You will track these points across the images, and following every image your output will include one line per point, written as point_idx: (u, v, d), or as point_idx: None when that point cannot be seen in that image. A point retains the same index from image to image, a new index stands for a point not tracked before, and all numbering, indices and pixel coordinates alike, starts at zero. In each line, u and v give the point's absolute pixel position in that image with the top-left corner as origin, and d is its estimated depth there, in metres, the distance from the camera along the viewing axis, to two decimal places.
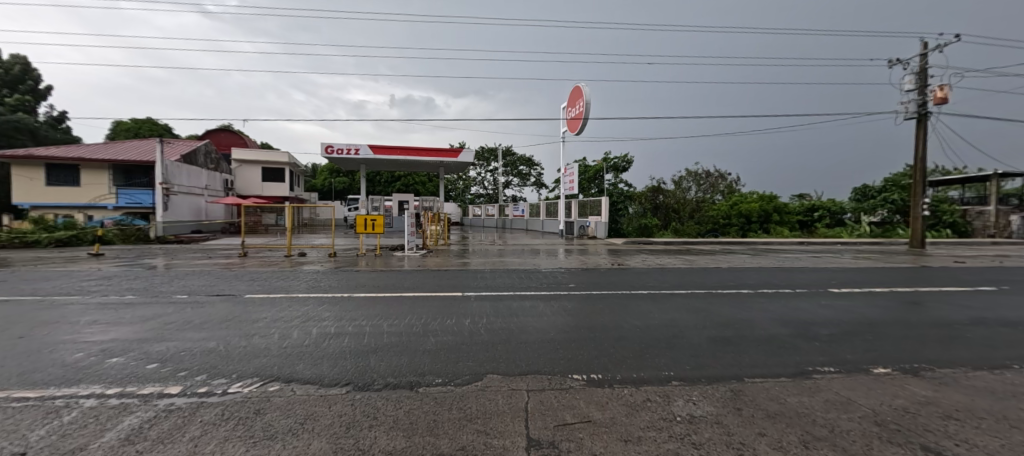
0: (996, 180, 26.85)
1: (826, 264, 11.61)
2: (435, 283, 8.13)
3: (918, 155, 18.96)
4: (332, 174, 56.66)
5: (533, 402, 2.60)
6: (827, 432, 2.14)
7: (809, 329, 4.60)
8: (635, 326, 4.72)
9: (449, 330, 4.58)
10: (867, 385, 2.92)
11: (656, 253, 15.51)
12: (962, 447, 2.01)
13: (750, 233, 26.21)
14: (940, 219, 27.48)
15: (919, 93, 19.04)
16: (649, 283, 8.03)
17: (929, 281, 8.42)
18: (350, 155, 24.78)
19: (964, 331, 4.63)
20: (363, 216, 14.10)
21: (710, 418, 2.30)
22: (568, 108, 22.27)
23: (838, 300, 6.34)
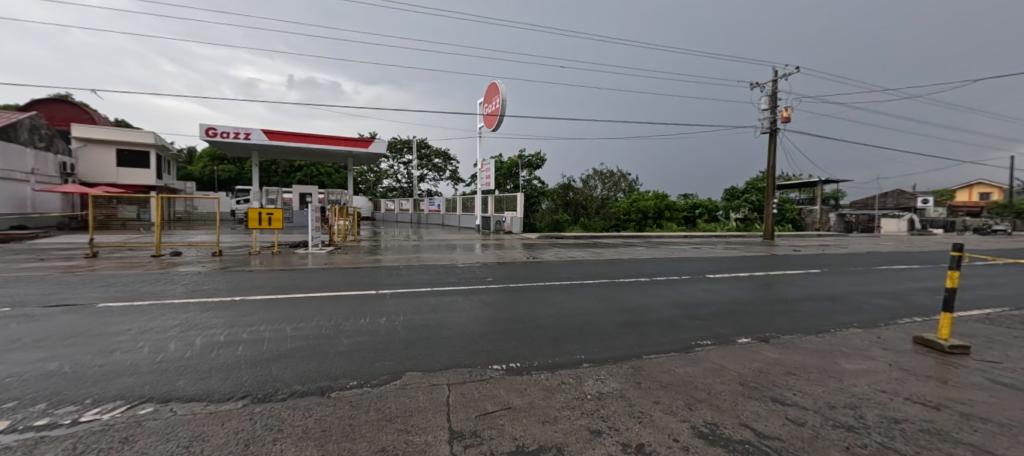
0: (820, 186, 34.22)
1: (704, 254, 13.61)
2: (347, 281, 7.58)
3: (770, 163, 23.21)
4: (215, 161, 48.90)
5: (455, 396, 2.60)
6: (705, 394, 2.54)
7: (693, 310, 5.37)
8: (551, 316, 4.99)
9: (364, 330, 4.32)
10: (734, 353, 3.53)
11: (566, 246, 16.50)
12: (798, 395, 2.54)
13: (647, 228, 29.43)
14: (785, 216, 33.86)
15: (771, 112, 23.27)
16: (563, 275, 8.57)
17: (775, 266, 10.46)
18: (239, 139, 21.62)
19: (800, 305, 5.85)
20: (256, 210, 12.49)
21: (616, 393, 2.56)
22: (485, 103, 22.40)
23: (713, 284, 7.51)
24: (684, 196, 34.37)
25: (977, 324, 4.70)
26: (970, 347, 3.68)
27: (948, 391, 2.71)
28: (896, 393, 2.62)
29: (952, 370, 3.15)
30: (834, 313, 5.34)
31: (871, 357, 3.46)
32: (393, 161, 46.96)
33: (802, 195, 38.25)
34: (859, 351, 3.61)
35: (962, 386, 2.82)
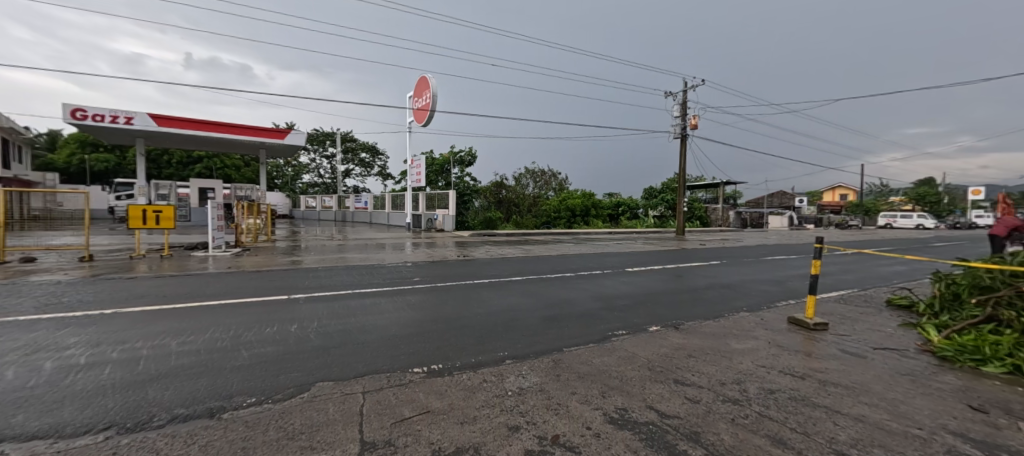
0: (722, 187, 38.67)
1: (624, 249, 14.62)
2: (255, 286, 6.86)
3: (682, 166, 25.67)
4: (87, 148, 41.21)
5: (370, 404, 2.48)
6: (618, 381, 2.72)
7: (612, 302, 5.73)
8: (478, 314, 5.00)
9: (270, 340, 3.94)
10: (645, 340, 3.83)
11: (497, 244, 16.65)
12: (695, 375, 2.83)
13: (575, 224, 30.99)
14: (694, 214, 37.58)
15: (682, 119, 25.69)
16: (492, 272, 8.61)
17: (683, 259, 11.60)
18: (118, 124, 18.45)
19: (703, 293, 6.55)
20: (140, 208, 10.78)
21: (536, 387, 2.64)
22: (415, 97, 21.72)
23: (631, 277, 8.08)
24: (609, 195, 36.65)
25: (833, 304, 5.66)
26: (827, 323, 4.42)
27: (810, 362, 3.21)
28: (772, 367, 3.04)
29: (814, 344, 3.74)
30: (728, 299, 6.06)
31: (755, 336, 3.97)
32: (315, 155, 43.49)
33: (708, 194, 42.95)
34: (746, 332, 4.13)
35: (820, 357, 3.36)
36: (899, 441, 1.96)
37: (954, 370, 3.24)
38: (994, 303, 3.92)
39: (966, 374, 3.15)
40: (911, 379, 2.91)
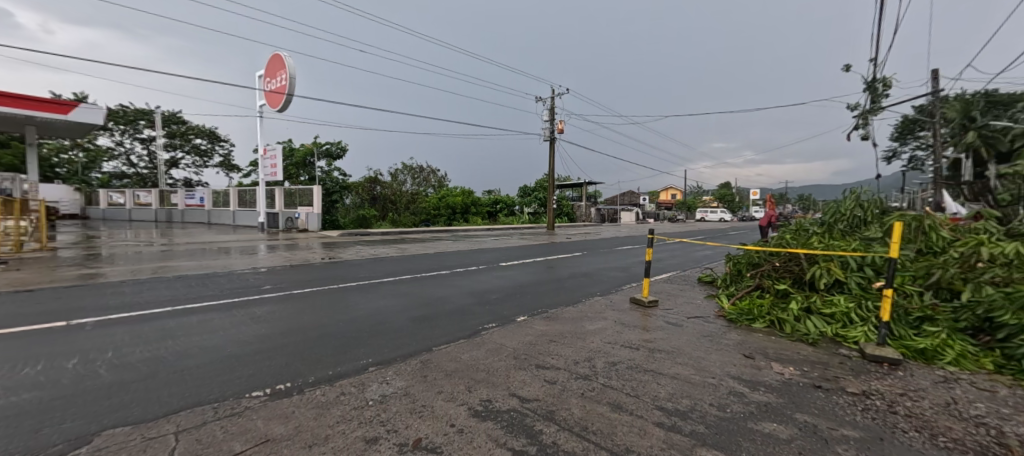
0: (585, 187, 43.78)
1: (500, 245, 15.32)
2: (13, 311, 5.03)
3: (551, 166, 28.11)
4: None
5: (187, 445, 2.06)
6: (484, 374, 2.81)
7: (485, 297, 5.94)
8: (341, 321, 4.61)
9: (31, 383, 2.94)
10: (513, 331, 4.06)
11: (370, 244, 15.66)
12: (554, 358, 3.12)
13: (455, 221, 31.68)
14: (563, 211, 41.59)
15: (550, 123, 28.12)
16: (364, 274, 8.05)
17: (552, 252, 12.74)
18: None
19: (567, 282, 7.29)
20: None
21: (400, 393, 2.55)
22: (268, 78, 18.84)
23: (506, 271, 8.51)
24: (488, 192, 38.03)
25: (663, 284, 6.90)
26: (657, 301, 5.36)
27: (643, 334, 3.86)
28: (616, 342, 3.54)
29: (646, 319, 4.52)
30: (586, 286, 6.89)
31: (604, 317, 4.58)
32: (123, 137, 34.31)
33: (573, 193, 48.24)
34: (597, 314, 4.73)
35: (651, 329, 4.05)
36: (700, 390, 2.49)
37: (734, 328, 4.29)
38: (758, 274, 5.30)
39: (742, 331, 4.19)
40: (709, 339, 3.74)
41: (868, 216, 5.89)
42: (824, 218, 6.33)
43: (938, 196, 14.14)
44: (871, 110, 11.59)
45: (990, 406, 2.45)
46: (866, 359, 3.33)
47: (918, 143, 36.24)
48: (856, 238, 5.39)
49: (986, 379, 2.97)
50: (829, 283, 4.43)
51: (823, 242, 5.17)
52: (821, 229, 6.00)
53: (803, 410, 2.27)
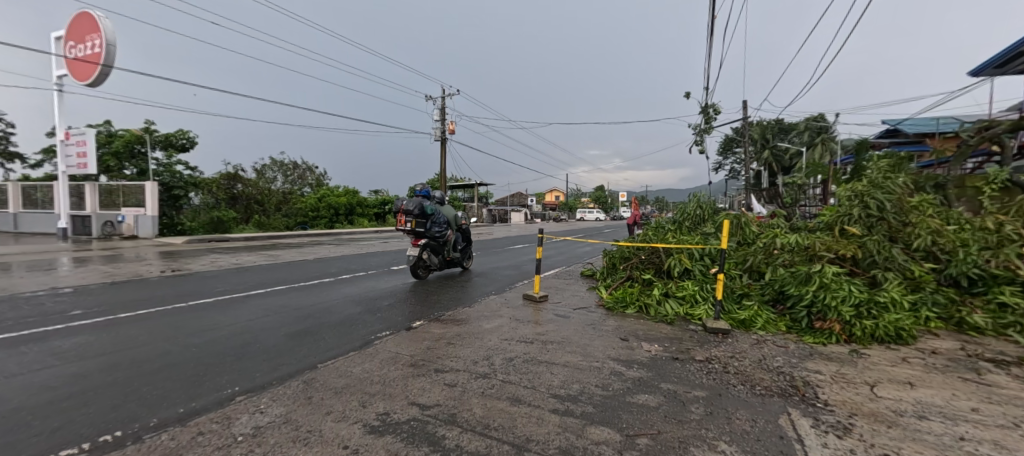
0: (477, 188, 44.61)
1: (391, 248, 14.52)
2: None
3: (443, 166, 27.81)
4: None
5: None
6: (380, 386, 2.65)
7: (376, 304, 5.57)
8: (195, 345, 3.81)
9: None
10: (408, 337, 3.91)
11: (228, 251, 13.18)
12: (453, 361, 3.11)
13: (338, 224, 28.86)
14: (455, 212, 41.62)
15: (441, 123, 27.83)
16: (221, 287, 6.76)
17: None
18: None
19: (462, 283, 7.32)
20: None
21: (279, 421, 2.24)
22: (69, 40, 14.38)
23: (398, 275, 8.14)
24: (375, 191, 36.06)
25: (551, 279, 7.47)
26: (547, 295, 5.77)
27: (536, 328, 4.12)
28: (513, 338, 3.71)
29: (538, 313, 4.83)
30: (481, 286, 7.02)
31: (500, 315, 4.75)
32: None
33: (466, 194, 48.70)
34: (494, 313, 4.88)
35: (543, 323, 4.35)
36: (587, 374, 2.78)
37: (611, 315, 4.90)
38: (629, 266, 6.13)
39: (618, 317, 4.80)
40: (593, 327, 4.19)
41: (705, 215, 7.32)
42: (675, 217, 7.63)
43: (748, 199, 18.42)
44: (705, 129, 14.42)
45: (783, 358, 3.30)
46: (707, 331, 4.15)
47: (733, 158, 46.58)
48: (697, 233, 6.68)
49: (780, 338, 3.99)
50: (680, 271, 5.38)
51: (675, 237, 6.26)
52: (674, 226, 7.25)
53: (665, 380, 2.72)
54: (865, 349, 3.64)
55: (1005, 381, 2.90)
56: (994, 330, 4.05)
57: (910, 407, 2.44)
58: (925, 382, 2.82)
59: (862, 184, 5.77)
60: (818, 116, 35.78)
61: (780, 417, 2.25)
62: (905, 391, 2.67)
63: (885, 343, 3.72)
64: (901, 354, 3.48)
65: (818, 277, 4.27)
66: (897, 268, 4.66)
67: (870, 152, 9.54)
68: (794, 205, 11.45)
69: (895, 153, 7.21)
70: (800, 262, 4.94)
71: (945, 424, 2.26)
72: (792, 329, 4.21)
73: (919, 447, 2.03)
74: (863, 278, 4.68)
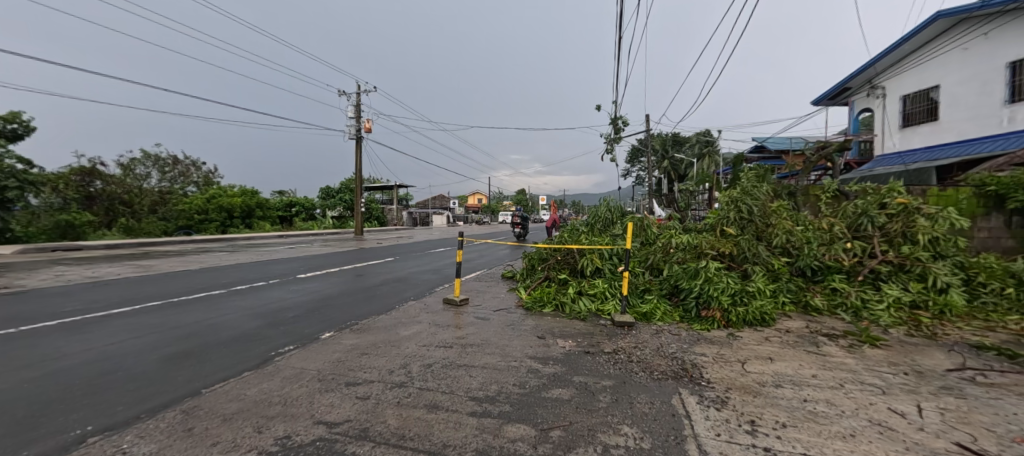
0: (396, 190, 42.87)
1: (298, 254, 13.20)
2: None
3: (359, 166, 26.17)
4: None
5: None
6: (280, 407, 2.40)
7: (277, 316, 5.03)
8: (27, 381, 3.05)
9: None
10: (315, 351, 3.60)
11: (79, 262, 10.78)
12: (366, 372, 2.94)
13: (232, 229, 25.46)
14: (372, 214, 39.34)
15: (356, 120, 26.23)
16: (70, 307, 5.51)
17: (362, 259, 11.85)
18: None
19: (378, 289, 6.96)
20: None
21: None
22: None
23: (307, 283, 7.46)
24: (280, 193, 32.61)
25: (473, 282, 7.49)
26: (468, 298, 5.77)
27: (456, 331, 4.10)
28: (431, 344, 3.64)
29: (459, 317, 4.81)
30: (401, 291, 6.77)
31: (419, 321, 4.62)
32: None
33: (384, 195, 46.52)
34: (412, 319, 4.74)
35: (463, 326, 4.34)
36: (505, 374, 2.84)
37: (530, 314, 5.07)
38: (547, 267, 6.42)
39: (536, 317, 4.99)
40: (512, 328, 4.30)
41: (613, 217, 7.97)
42: (589, 219, 8.15)
43: (649, 203, 20.54)
44: (614, 139, 15.73)
45: (677, 345, 3.74)
46: (616, 325, 4.52)
47: (639, 166, 51.41)
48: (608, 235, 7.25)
49: (675, 327, 4.52)
50: (592, 270, 5.79)
51: (589, 238, 6.71)
52: (587, 228, 7.77)
53: (577, 373, 2.91)
54: (738, 331, 4.30)
55: (833, 350, 3.66)
56: (828, 310, 5.07)
57: (770, 378, 2.95)
58: (780, 356, 3.42)
59: (735, 191, 6.80)
60: (704, 132, 41.29)
61: (673, 397, 2.55)
62: (766, 365, 3.21)
63: (753, 326, 4.43)
64: (764, 334, 4.17)
65: (704, 272, 4.92)
66: (762, 262, 5.58)
67: (743, 164, 11.25)
68: (686, 209, 12.99)
69: (759, 166, 8.62)
70: (690, 259, 5.64)
71: (794, 390, 2.77)
72: (685, 318, 4.79)
73: (774, 410, 2.46)
74: (738, 271, 5.53)
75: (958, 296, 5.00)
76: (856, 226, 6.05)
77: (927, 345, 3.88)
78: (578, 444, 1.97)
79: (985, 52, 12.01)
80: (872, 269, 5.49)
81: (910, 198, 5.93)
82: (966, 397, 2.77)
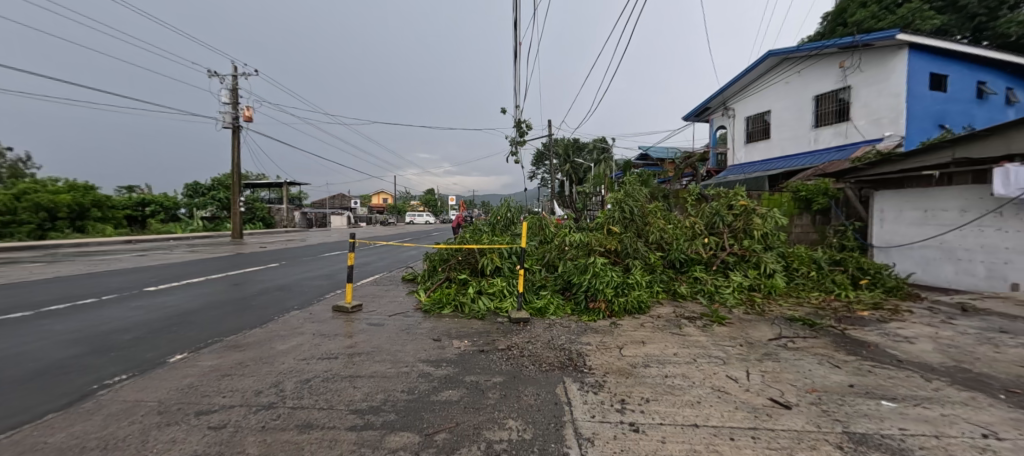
0: (287, 187, 38.59)
1: (149, 262, 10.92)
2: None
3: (237, 160, 22.92)
4: None
5: None
6: (100, 452, 1.98)
7: (108, 340, 4.12)
8: None
9: None
10: (159, 378, 3.05)
11: None
12: (226, 397, 2.58)
13: (54, 233, 20.29)
14: (255, 215, 34.80)
15: (233, 107, 22.94)
16: None
17: (238, 265, 10.31)
18: None
19: (252, 300, 6.16)
20: None
21: None
22: None
23: (158, 298, 6.24)
24: (128, 188, 26.81)
25: (370, 287, 7.09)
26: (362, 304, 5.45)
27: (344, 341, 3.85)
28: (311, 357, 3.35)
29: (349, 325, 4.51)
30: (281, 301, 6.08)
31: (301, 333, 4.22)
32: None
33: (272, 193, 41.49)
34: (293, 331, 4.31)
35: (353, 334, 4.08)
36: (393, 381, 2.75)
37: (427, 317, 4.98)
38: (448, 268, 6.39)
39: (435, 319, 4.93)
40: (407, 332, 4.17)
41: (513, 217, 8.27)
42: (491, 219, 8.32)
43: (551, 203, 21.75)
44: (518, 141, 16.30)
45: (566, 336, 4.03)
46: (512, 322, 4.70)
47: (543, 168, 54.23)
48: (508, 235, 7.50)
49: (566, 320, 4.86)
50: (492, 269, 5.93)
51: (490, 238, 6.85)
52: (489, 228, 7.94)
53: (469, 372, 2.95)
54: (619, 320, 4.81)
55: (691, 330, 4.30)
56: (690, 295, 5.95)
57: (640, 360, 3.34)
58: (650, 340, 3.91)
59: (620, 193, 7.56)
60: (600, 139, 45.16)
61: (557, 387, 2.73)
62: (638, 348, 3.63)
63: (632, 314, 5.01)
64: (640, 320, 4.73)
65: (592, 267, 5.38)
66: (640, 256, 6.34)
67: (630, 169, 12.61)
68: (583, 209, 14.03)
69: (641, 171, 9.75)
70: (581, 255, 6.14)
71: (658, 368, 3.18)
72: (575, 311, 5.19)
73: (641, 388, 2.79)
74: (621, 265, 6.19)
75: (781, 279, 6.28)
76: (712, 224, 7.17)
77: (757, 321, 4.80)
78: (462, 444, 1.99)
79: (801, 85, 15.19)
80: (723, 259, 6.61)
81: (748, 201, 7.25)
82: (779, 360, 3.49)
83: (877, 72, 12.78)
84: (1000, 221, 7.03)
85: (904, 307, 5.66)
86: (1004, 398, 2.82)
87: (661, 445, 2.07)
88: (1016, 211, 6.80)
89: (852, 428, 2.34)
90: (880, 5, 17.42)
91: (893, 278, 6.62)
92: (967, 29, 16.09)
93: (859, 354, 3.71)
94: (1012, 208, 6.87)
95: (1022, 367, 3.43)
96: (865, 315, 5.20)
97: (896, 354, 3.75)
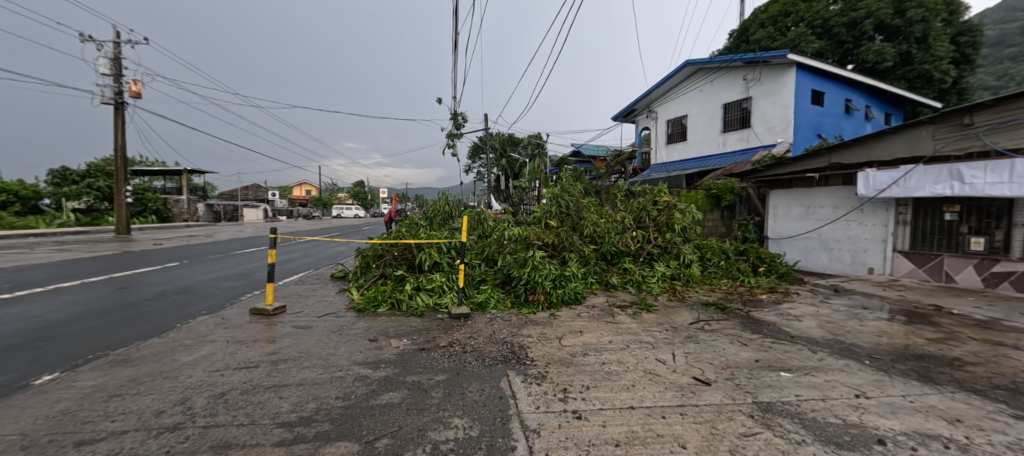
0: (187, 176, 33.70)
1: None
2: None
3: (121, 142, 19.49)
4: None
5: None
6: None
7: None
8: None
9: None
10: (20, 406, 2.50)
11: None
12: (116, 421, 2.20)
13: None
14: (146, 207, 29.87)
15: (115, 80, 19.42)
16: None
17: (124, 266, 8.78)
18: None
19: (145, 306, 5.29)
20: None
21: None
22: None
23: (10, 308, 5.04)
24: None
25: (295, 287, 6.52)
26: (285, 306, 4.98)
27: (265, 347, 3.48)
28: (227, 368, 2.98)
29: (271, 329, 4.10)
30: (182, 307, 5.31)
31: (211, 341, 3.73)
32: None
33: (168, 183, 36.01)
34: (201, 339, 3.80)
35: (276, 340, 3.72)
36: (326, 388, 2.55)
37: (362, 317, 4.71)
38: (382, 264, 6.10)
39: (370, 318, 4.69)
40: (339, 334, 3.90)
41: (451, 211, 8.12)
42: (428, 213, 8.08)
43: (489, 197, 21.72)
44: (455, 133, 16.00)
45: (507, 329, 4.09)
46: (451, 318, 4.63)
47: (480, 162, 53.98)
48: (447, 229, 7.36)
49: (506, 313, 4.91)
50: (430, 264, 5.77)
51: (428, 232, 6.66)
52: (426, 222, 7.71)
53: (410, 372, 2.84)
54: (557, 311, 5.00)
55: (623, 318, 4.61)
56: (620, 285, 6.36)
57: (579, 349, 3.50)
58: (587, 329, 4.11)
59: (556, 188, 7.79)
60: (535, 135, 46.07)
61: (501, 380, 2.76)
62: (576, 338, 3.80)
63: (569, 304, 5.24)
64: (576, 311, 4.97)
65: (532, 261, 5.48)
66: (576, 249, 6.63)
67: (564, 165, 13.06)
68: (520, 203, 14.24)
69: (575, 167, 10.14)
70: (520, 249, 6.23)
71: (595, 355, 3.36)
72: (515, 304, 5.27)
73: (581, 376, 2.92)
74: (558, 258, 6.40)
75: (697, 268, 6.99)
76: (639, 219, 7.74)
77: (678, 307, 5.30)
78: (406, 448, 1.91)
79: (713, 94, 16.93)
80: (648, 251, 7.18)
81: (670, 198, 7.94)
82: (698, 341, 3.88)
83: (773, 86, 14.68)
84: (861, 216, 8.57)
85: (792, 290, 6.63)
86: (867, 363, 3.44)
87: (602, 429, 2.19)
88: (873, 208, 8.34)
89: (759, 398, 2.68)
90: (775, 28, 19.97)
91: (783, 265, 7.72)
92: (838, 53, 19.13)
93: (761, 333, 4.28)
94: (870, 205, 8.39)
95: (877, 337, 4.21)
96: (763, 298, 5.99)
97: (788, 331, 4.38)
